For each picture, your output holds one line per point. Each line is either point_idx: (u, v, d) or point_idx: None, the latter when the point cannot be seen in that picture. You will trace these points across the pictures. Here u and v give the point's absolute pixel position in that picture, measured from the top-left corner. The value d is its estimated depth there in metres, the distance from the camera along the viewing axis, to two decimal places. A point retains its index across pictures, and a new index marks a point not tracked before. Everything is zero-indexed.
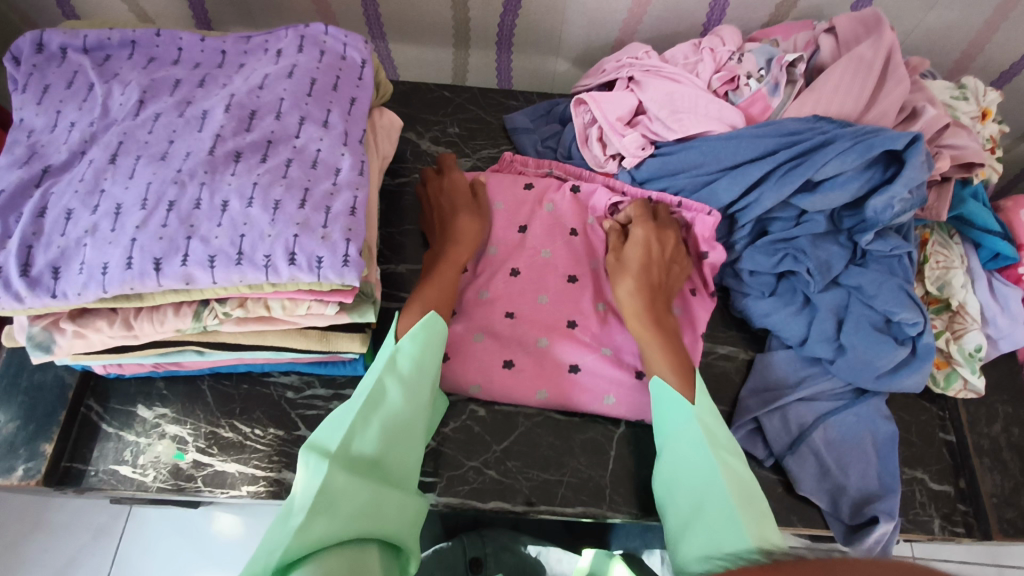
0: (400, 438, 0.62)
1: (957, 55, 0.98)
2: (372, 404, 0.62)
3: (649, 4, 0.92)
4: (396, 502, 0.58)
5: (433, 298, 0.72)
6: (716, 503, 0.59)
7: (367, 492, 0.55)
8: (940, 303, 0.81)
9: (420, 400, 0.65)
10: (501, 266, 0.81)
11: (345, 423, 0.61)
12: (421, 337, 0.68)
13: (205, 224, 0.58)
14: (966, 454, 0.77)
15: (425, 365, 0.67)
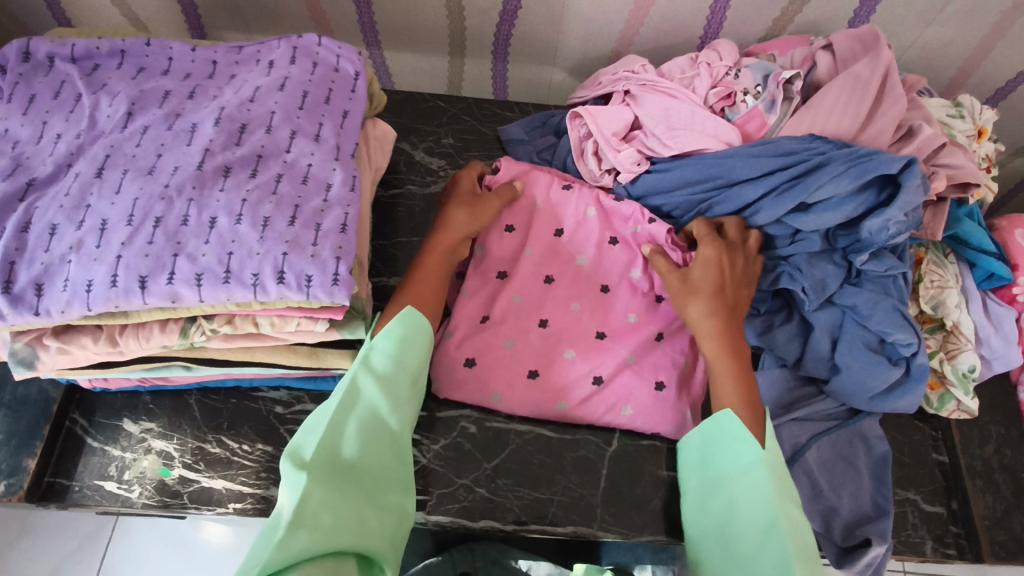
0: (379, 433, 0.62)
1: (953, 72, 0.98)
2: (347, 404, 0.63)
3: (646, 16, 0.91)
4: (377, 516, 0.57)
5: (422, 301, 0.71)
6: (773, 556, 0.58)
7: (349, 505, 0.56)
8: (934, 323, 0.80)
9: (398, 396, 0.64)
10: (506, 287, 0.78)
11: (321, 426, 0.61)
12: (396, 334, 0.67)
13: (192, 241, 0.58)
14: (958, 475, 0.77)
15: (403, 358, 0.66)
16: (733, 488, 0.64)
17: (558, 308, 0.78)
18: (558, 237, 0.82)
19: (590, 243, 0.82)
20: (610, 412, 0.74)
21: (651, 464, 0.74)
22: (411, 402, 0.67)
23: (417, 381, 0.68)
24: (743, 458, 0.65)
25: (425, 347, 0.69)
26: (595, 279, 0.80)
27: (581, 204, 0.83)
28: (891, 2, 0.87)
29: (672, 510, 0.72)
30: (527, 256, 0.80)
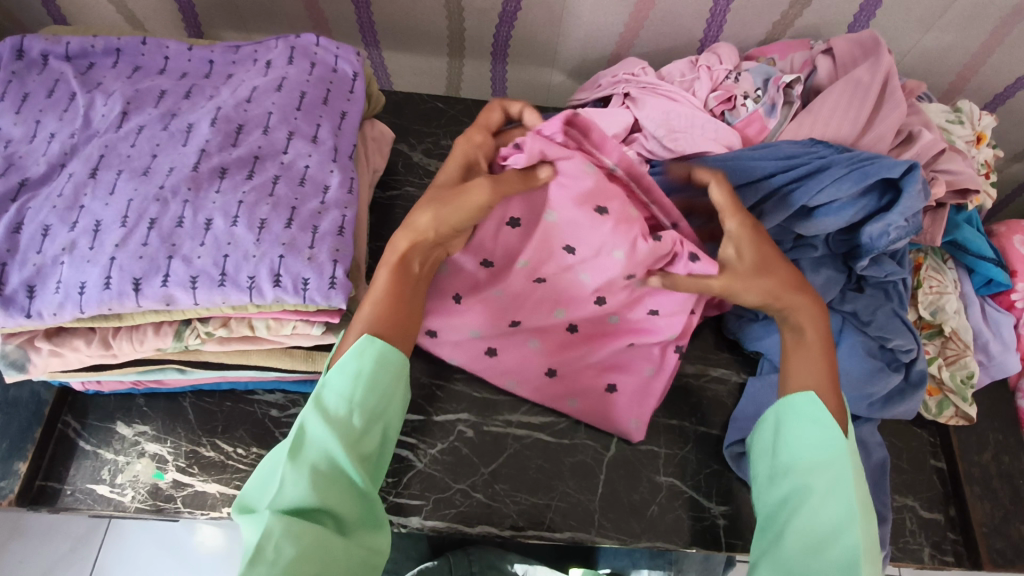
0: (334, 481, 0.56)
1: (952, 77, 0.97)
2: (299, 451, 0.57)
3: (646, 18, 0.91)
4: (341, 552, 0.54)
5: (388, 318, 0.62)
6: (843, 550, 0.59)
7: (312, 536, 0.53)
8: (933, 328, 0.80)
9: (352, 436, 0.58)
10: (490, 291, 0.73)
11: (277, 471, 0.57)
12: (352, 369, 0.59)
13: (187, 243, 0.57)
14: (957, 482, 0.77)
15: (358, 393, 0.58)
16: (802, 477, 0.63)
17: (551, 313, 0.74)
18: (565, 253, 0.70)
19: (600, 266, 0.69)
20: (610, 416, 0.74)
21: (649, 469, 0.74)
22: (375, 438, 0.60)
23: (380, 413, 0.60)
24: (817, 449, 0.63)
25: (388, 374, 0.60)
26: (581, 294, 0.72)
27: (603, 235, 0.67)
28: (892, 7, 0.87)
29: (670, 516, 0.72)
30: (520, 266, 0.72)
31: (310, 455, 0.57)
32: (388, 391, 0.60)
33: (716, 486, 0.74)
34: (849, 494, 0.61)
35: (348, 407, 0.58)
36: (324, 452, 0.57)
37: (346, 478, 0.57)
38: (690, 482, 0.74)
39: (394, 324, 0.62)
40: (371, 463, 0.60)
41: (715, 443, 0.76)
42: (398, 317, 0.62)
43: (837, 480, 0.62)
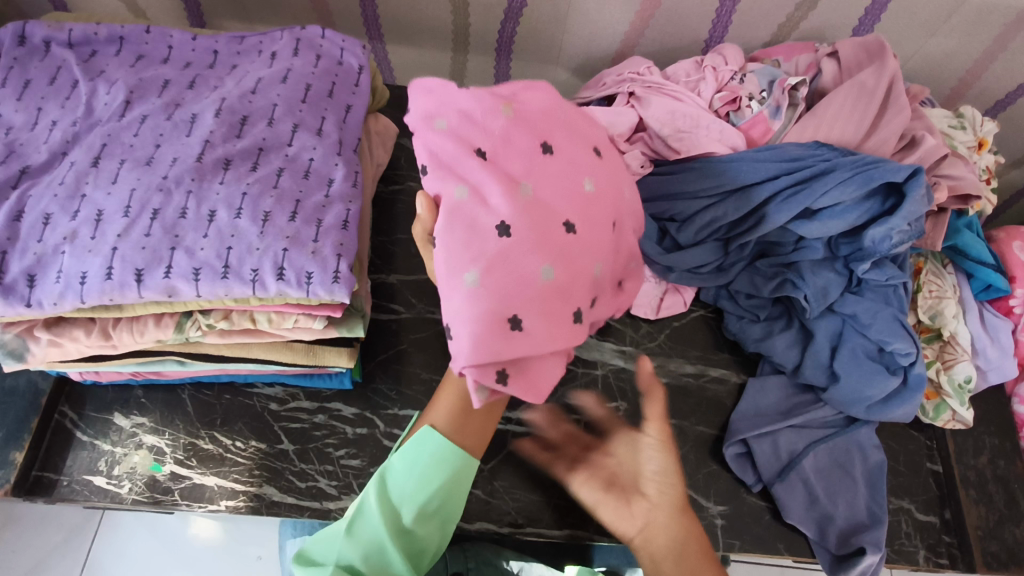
0: (425, 523, 0.57)
1: (954, 83, 0.98)
2: (392, 505, 0.57)
3: (652, 18, 0.91)
4: (427, 539, 0.58)
5: (472, 436, 0.61)
6: None
7: (411, 526, 0.56)
8: (931, 333, 0.80)
9: (442, 506, 0.58)
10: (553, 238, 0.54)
11: (366, 509, 0.56)
12: (448, 468, 0.58)
13: (190, 235, 0.56)
14: (953, 486, 0.77)
15: (417, 492, 0.57)
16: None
17: (571, 198, 0.56)
18: (493, 228, 0.52)
19: (581, 197, 0.57)
20: (565, 143, 0.59)
21: None
22: (427, 534, 0.58)
23: (435, 511, 0.58)
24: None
25: (443, 475, 0.58)
26: (466, 176, 0.54)
27: (606, 203, 0.59)
28: (897, 12, 0.87)
29: None
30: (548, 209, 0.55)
31: (366, 535, 0.55)
32: (453, 484, 0.58)
33: (714, 486, 0.74)
34: None
35: (400, 497, 0.57)
36: (375, 536, 0.55)
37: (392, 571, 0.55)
38: (689, 481, 0.74)
39: (470, 432, 0.60)
40: (419, 550, 0.57)
41: (715, 442, 0.76)
42: (477, 419, 0.61)
43: None
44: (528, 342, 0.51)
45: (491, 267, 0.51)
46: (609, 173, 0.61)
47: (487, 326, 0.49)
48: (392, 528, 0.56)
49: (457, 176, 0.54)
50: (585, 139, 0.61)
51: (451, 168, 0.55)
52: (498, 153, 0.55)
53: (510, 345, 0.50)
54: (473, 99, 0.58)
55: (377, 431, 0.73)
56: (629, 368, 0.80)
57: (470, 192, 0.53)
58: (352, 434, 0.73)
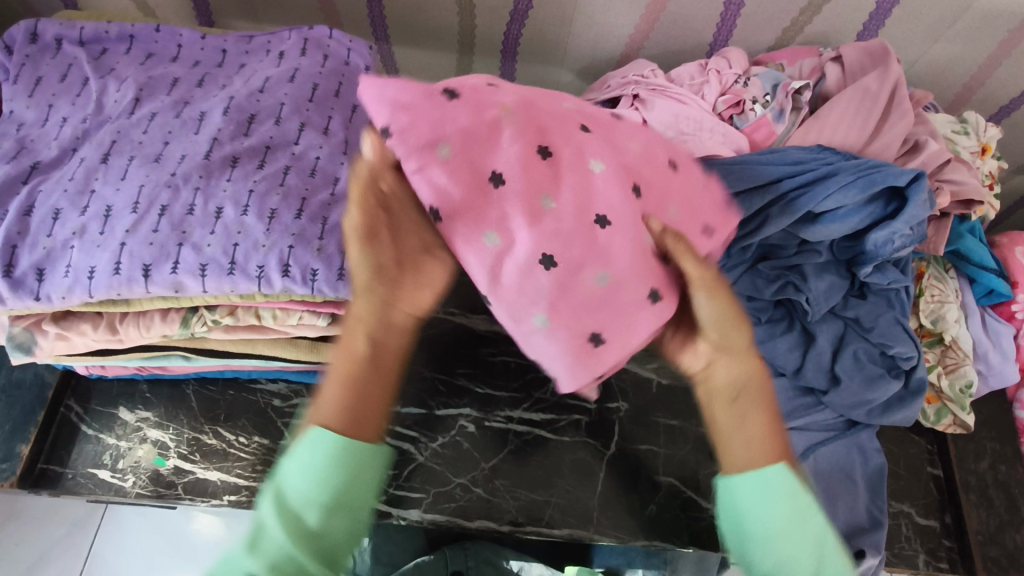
0: (334, 520, 0.49)
1: (958, 88, 0.98)
2: (291, 514, 0.48)
3: (656, 21, 0.91)
4: (343, 535, 0.50)
5: (370, 414, 0.53)
6: None
7: (314, 526, 0.48)
8: (933, 337, 0.80)
9: (349, 499, 0.50)
10: (592, 251, 0.51)
11: (266, 524, 0.48)
12: (346, 456, 0.50)
13: (198, 231, 0.57)
14: (953, 490, 0.78)
15: (315, 493, 0.48)
16: (770, 566, 0.50)
17: (591, 199, 0.51)
18: (538, 266, 0.50)
19: (596, 188, 0.52)
20: (552, 143, 0.52)
21: (648, 469, 0.74)
22: (338, 531, 0.49)
23: (344, 505, 0.49)
24: (792, 515, 0.50)
25: (343, 467, 0.49)
26: (488, 217, 0.50)
27: (625, 176, 0.53)
28: (901, 17, 0.88)
29: (669, 515, 0.72)
30: (572, 218, 0.51)
31: (267, 550, 0.47)
32: (358, 474, 0.50)
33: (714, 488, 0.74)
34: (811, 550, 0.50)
35: (302, 501, 0.48)
36: (279, 549, 0.47)
37: None
38: (689, 482, 0.74)
39: (369, 412, 0.53)
40: (335, 556, 0.49)
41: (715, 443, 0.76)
42: (374, 399, 0.53)
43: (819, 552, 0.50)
44: (611, 346, 0.55)
45: (557, 303, 0.51)
46: (609, 141, 0.55)
47: (572, 351, 0.53)
48: (298, 538, 0.47)
49: (476, 221, 0.50)
50: (564, 119, 0.53)
51: (469, 209, 0.50)
52: (501, 178, 0.50)
53: (594, 359, 0.55)
54: (451, 121, 0.49)
55: None
56: (630, 369, 0.80)
57: (501, 238, 0.50)
58: None
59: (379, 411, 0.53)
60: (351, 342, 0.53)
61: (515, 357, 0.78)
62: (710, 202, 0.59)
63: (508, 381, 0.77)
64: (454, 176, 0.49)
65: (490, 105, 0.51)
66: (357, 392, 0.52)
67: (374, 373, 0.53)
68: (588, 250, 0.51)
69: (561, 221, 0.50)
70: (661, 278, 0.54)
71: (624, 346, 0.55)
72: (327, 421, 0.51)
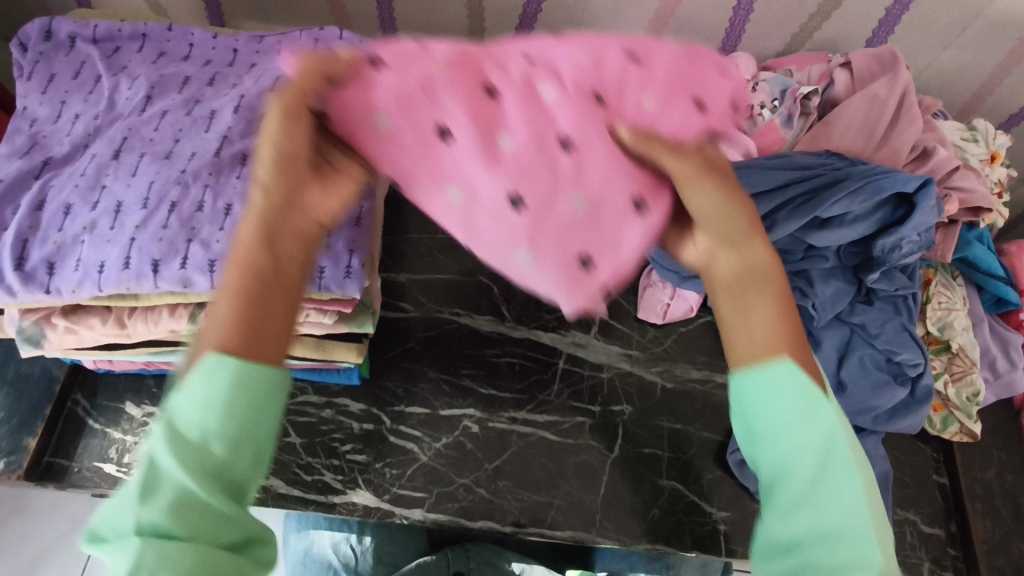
0: (239, 451, 0.39)
1: (967, 96, 0.98)
2: (186, 446, 0.38)
3: (665, 26, 0.92)
4: (248, 470, 0.39)
5: (263, 329, 0.42)
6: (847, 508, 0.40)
7: (216, 458, 0.38)
8: (940, 344, 0.80)
9: (255, 427, 0.40)
10: (557, 184, 0.47)
11: (158, 462, 0.38)
12: (246, 371, 0.39)
13: (206, 228, 0.58)
14: (958, 498, 0.77)
15: (217, 417, 0.38)
16: (770, 463, 0.42)
17: (544, 130, 0.46)
18: (506, 206, 0.47)
19: (546, 116, 0.46)
20: (484, 78, 0.46)
21: (651, 472, 0.74)
22: (248, 463, 0.39)
23: (251, 433, 0.39)
24: (797, 412, 0.41)
25: (247, 387, 0.39)
26: (447, 172, 0.47)
27: (574, 94, 0.46)
28: (910, 25, 0.88)
29: (671, 519, 0.72)
30: (525, 152, 0.46)
31: (163, 496, 0.37)
32: (263, 395, 0.40)
33: (718, 492, 0.74)
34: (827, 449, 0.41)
35: (201, 433, 0.38)
36: (176, 491, 0.37)
37: (218, 525, 0.37)
38: (692, 486, 0.74)
39: (269, 325, 0.42)
40: (243, 492, 0.40)
41: (719, 447, 0.76)
42: (273, 313, 0.42)
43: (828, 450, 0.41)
44: (612, 267, 0.49)
45: (537, 237, 0.47)
46: (551, 58, 0.47)
47: (570, 278, 0.49)
48: (198, 475, 0.37)
49: (435, 179, 0.48)
50: (496, 53, 0.47)
51: (429, 174, 0.47)
52: (441, 128, 0.46)
53: (592, 280, 0.49)
54: (374, 89, 0.45)
55: (383, 427, 0.74)
56: (635, 372, 0.80)
57: (462, 190, 0.47)
58: (359, 429, 0.73)
59: (282, 325, 0.42)
60: (245, 252, 0.41)
61: (520, 359, 0.79)
62: (693, 71, 0.48)
63: (512, 382, 0.77)
64: (395, 147, 0.46)
65: (419, 59, 0.45)
66: (257, 310, 0.41)
67: (273, 289, 0.42)
68: (555, 181, 0.47)
69: (517, 157, 0.46)
70: (645, 179, 0.47)
71: (624, 259, 0.49)
72: (221, 345, 0.40)
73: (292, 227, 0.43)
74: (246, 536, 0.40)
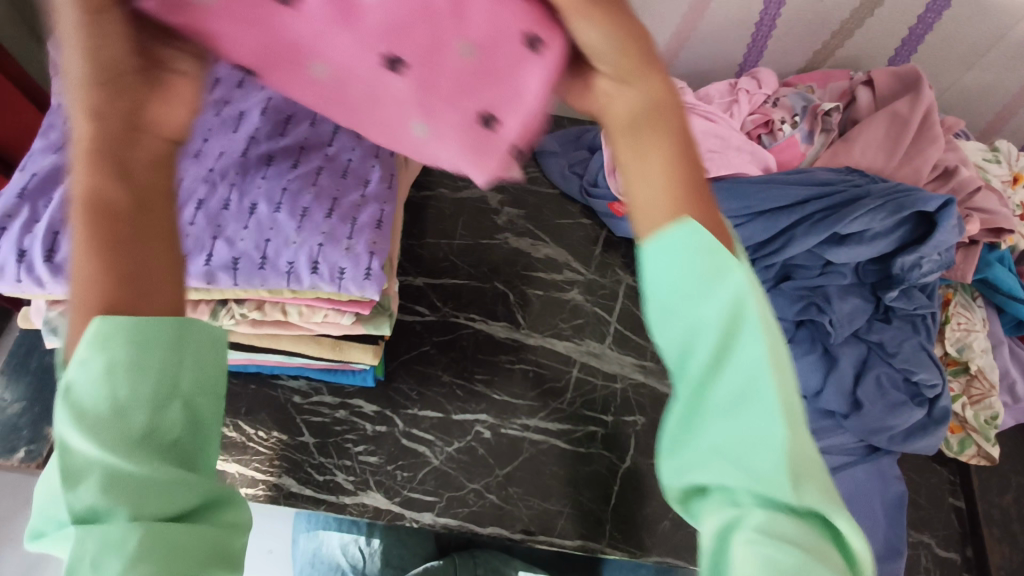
0: (157, 408, 0.35)
1: (990, 117, 0.97)
2: (105, 419, 0.34)
3: (686, 41, 0.92)
4: (176, 424, 0.36)
5: (126, 260, 0.35)
6: (753, 376, 0.36)
7: (137, 423, 0.34)
8: (958, 365, 0.79)
9: (167, 376, 0.36)
10: (432, 36, 0.39)
11: (74, 442, 0.34)
12: (136, 321, 0.35)
13: (231, 225, 0.59)
14: (975, 523, 0.76)
15: (124, 380, 0.34)
16: (672, 337, 0.39)
17: None
18: (381, 68, 0.40)
19: None
20: None
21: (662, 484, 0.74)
22: (176, 418, 0.36)
23: (168, 386, 0.36)
24: (698, 273, 0.37)
25: (150, 337, 0.35)
26: (305, 44, 0.40)
27: None
28: (933, 45, 0.88)
29: (681, 533, 0.72)
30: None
31: (90, 479, 0.33)
32: (170, 342, 0.36)
33: None
34: (742, 319, 0.37)
35: (114, 405, 0.34)
36: (103, 474, 0.33)
37: (166, 492, 0.34)
38: None
39: (152, 261, 0.36)
40: (184, 454, 0.37)
41: None
42: (150, 254, 0.35)
43: (735, 311, 0.37)
44: (518, 114, 0.42)
45: (428, 99, 0.41)
46: None
47: (474, 138, 0.43)
48: (123, 449, 0.34)
49: (293, 48, 0.40)
50: None
51: (270, 47, 0.40)
52: None
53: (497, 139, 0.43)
54: None
55: (396, 430, 0.74)
56: (649, 384, 0.80)
57: (326, 57, 0.41)
58: (372, 431, 0.74)
59: (168, 262, 0.36)
60: (96, 190, 0.34)
61: (534, 366, 0.79)
62: None
63: (525, 390, 0.77)
64: (228, 21, 0.38)
65: None
66: (126, 257, 0.34)
67: (129, 230, 0.35)
68: (429, 33, 0.38)
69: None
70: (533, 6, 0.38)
71: (530, 104, 0.42)
72: (104, 307, 0.34)
73: (146, 152, 0.37)
74: (201, 502, 0.36)
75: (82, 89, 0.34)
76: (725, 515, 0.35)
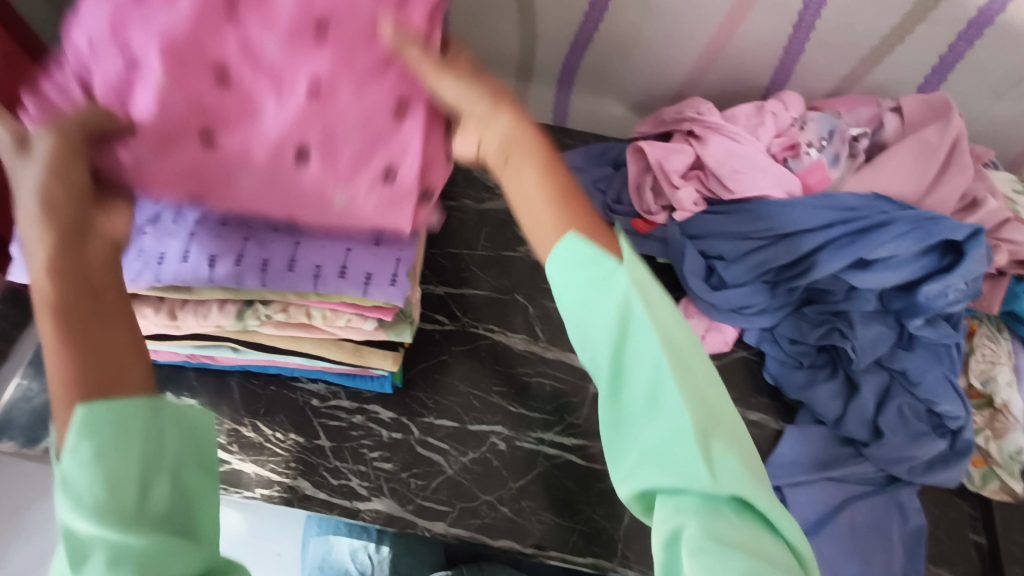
0: (141, 483, 0.41)
1: (1020, 147, 0.96)
2: (101, 500, 0.39)
3: (714, 60, 0.93)
4: (165, 496, 0.43)
5: (94, 357, 0.42)
6: (648, 367, 0.51)
7: (127, 500, 0.40)
8: (982, 399, 0.78)
9: (154, 457, 0.42)
10: (310, 127, 0.45)
11: (74, 523, 0.39)
12: (121, 414, 0.41)
13: (262, 228, 0.60)
14: (996, 560, 0.74)
15: (117, 465, 0.40)
16: (591, 347, 0.53)
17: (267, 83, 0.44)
18: (285, 161, 0.47)
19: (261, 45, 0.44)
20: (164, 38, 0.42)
21: None
22: (163, 492, 0.42)
23: (154, 467, 0.42)
24: (590, 283, 0.51)
25: (137, 431, 0.42)
26: (218, 164, 0.47)
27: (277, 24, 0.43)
28: (965, 73, 0.87)
29: None
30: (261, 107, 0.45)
31: (95, 555, 0.39)
32: (154, 432, 0.43)
33: None
34: (630, 323, 0.51)
35: (108, 485, 0.40)
36: (107, 547, 0.39)
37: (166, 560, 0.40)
38: None
39: (108, 354, 0.43)
40: (176, 524, 0.43)
41: None
42: (116, 346, 0.44)
43: (625, 313, 0.50)
44: (412, 173, 0.48)
45: (339, 171, 0.48)
46: None
47: (392, 196, 0.49)
48: (121, 526, 0.39)
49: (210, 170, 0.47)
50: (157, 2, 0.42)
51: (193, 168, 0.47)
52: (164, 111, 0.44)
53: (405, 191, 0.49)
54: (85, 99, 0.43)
55: (412, 437, 0.74)
56: None
57: (243, 171, 0.47)
58: (388, 437, 0.74)
59: (133, 358, 0.44)
60: (64, 299, 0.42)
61: (551, 381, 0.79)
62: None
63: (542, 404, 0.77)
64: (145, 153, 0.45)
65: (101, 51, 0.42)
66: (101, 352, 0.42)
67: (100, 335, 0.43)
68: (307, 124, 0.45)
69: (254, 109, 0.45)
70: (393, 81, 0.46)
71: (416, 161, 0.48)
72: (82, 395, 0.41)
73: (96, 255, 0.45)
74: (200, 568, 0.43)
75: (38, 206, 0.42)
76: (672, 517, 0.49)
